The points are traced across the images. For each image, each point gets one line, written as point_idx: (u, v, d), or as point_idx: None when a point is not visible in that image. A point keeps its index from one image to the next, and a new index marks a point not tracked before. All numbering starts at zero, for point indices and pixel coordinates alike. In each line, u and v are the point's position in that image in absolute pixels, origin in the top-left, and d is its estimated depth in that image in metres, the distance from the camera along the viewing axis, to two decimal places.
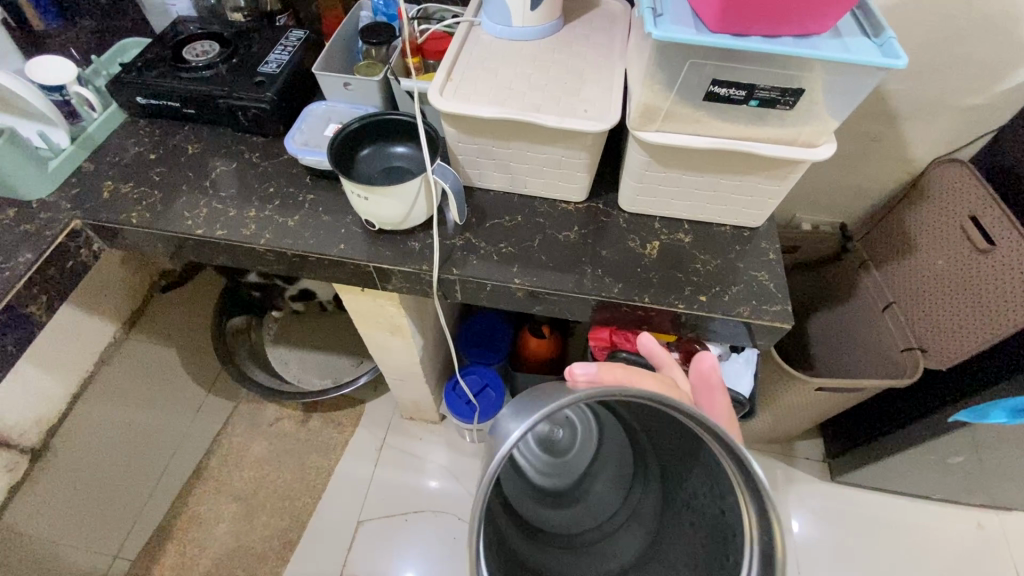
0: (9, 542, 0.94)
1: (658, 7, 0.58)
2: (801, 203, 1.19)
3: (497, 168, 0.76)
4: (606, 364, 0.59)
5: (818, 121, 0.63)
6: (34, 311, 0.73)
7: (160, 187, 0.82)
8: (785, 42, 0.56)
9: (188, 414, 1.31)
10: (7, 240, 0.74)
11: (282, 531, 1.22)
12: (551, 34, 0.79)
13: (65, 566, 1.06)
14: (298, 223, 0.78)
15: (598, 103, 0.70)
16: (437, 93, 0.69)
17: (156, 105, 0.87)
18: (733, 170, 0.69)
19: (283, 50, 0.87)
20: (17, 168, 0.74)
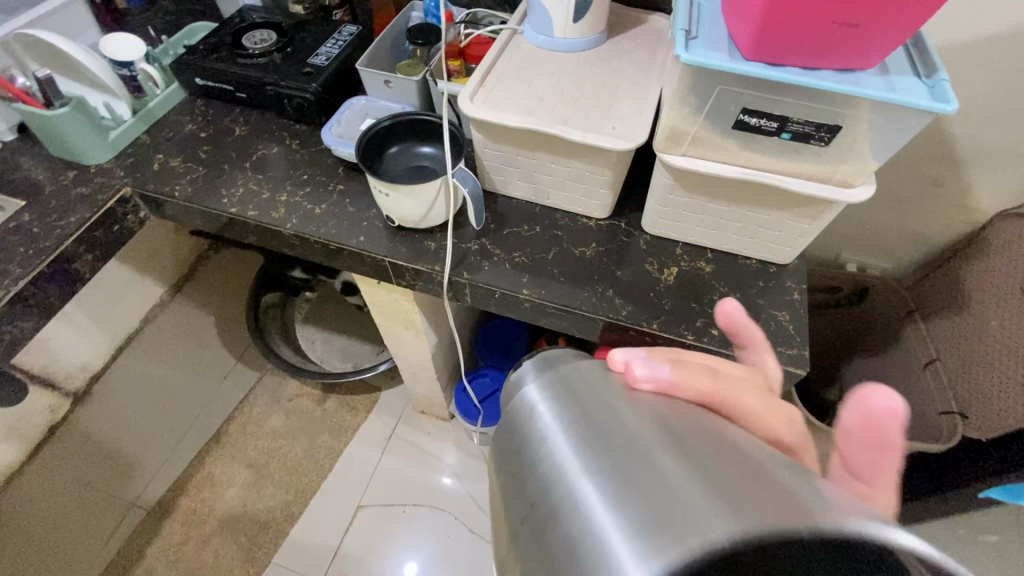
0: (45, 477, 1.03)
1: (693, 30, 0.57)
2: (848, 243, 1.13)
3: (520, 177, 0.76)
4: (686, 366, 0.33)
5: (856, 160, 0.60)
6: (79, 268, 0.79)
7: (204, 164, 0.86)
8: (823, 77, 0.53)
9: (216, 379, 1.38)
10: (64, 200, 0.81)
11: (286, 503, 1.26)
12: (593, 47, 0.78)
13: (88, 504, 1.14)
14: (324, 212, 0.80)
15: (628, 121, 0.68)
16: (466, 97, 0.69)
17: (213, 87, 0.92)
18: (761, 203, 0.66)
19: (334, 44, 0.90)
20: (79, 134, 0.81)
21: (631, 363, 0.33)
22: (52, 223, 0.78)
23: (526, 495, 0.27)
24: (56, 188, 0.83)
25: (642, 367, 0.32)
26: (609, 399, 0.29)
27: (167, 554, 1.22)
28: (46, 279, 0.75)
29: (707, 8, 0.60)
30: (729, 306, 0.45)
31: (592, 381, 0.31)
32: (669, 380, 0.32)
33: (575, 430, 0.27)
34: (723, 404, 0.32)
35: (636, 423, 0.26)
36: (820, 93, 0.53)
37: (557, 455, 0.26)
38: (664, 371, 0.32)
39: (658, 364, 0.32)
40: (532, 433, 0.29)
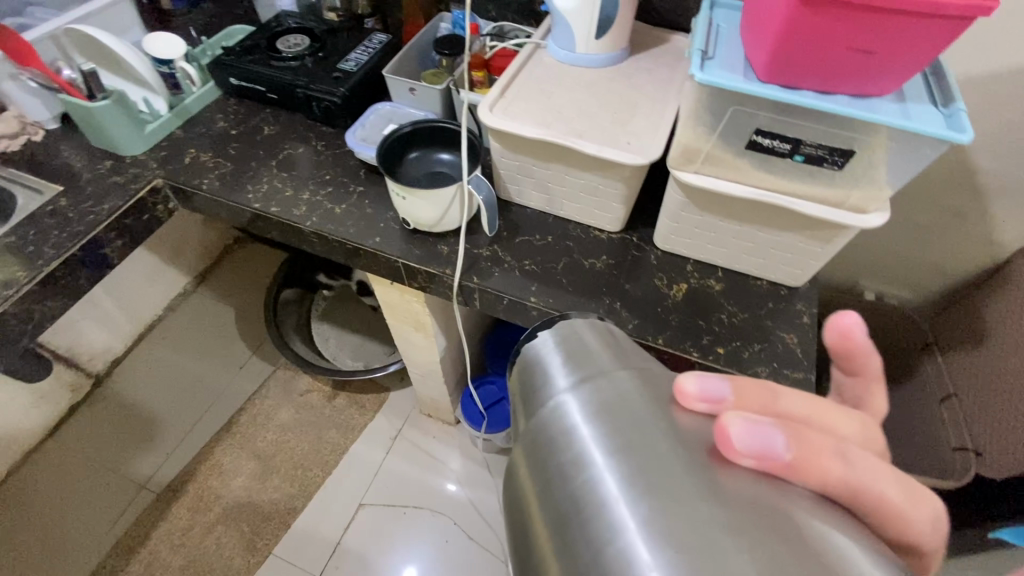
0: (59, 451, 1.13)
1: (710, 50, 0.59)
2: (866, 270, 1.11)
3: (535, 187, 0.78)
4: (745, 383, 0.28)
5: (869, 186, 0.60)
6: (109, 253, 0.83)
7: (233, 160, 0.90)
8: (838, 101, 0.54)
9: (231, 370, 1.42)
10: (99, 187, 0.85)
11: (289, 497, 1.28)
12: (614, 64, 0.79)
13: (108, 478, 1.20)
14: (343, 212, 0.83)
15: (643, 136, 0.69)
16: (486, 107, 0.71)
17: (246, 87, 0.96)
18: (772, 225, 0.66)
19: (364, 51, 0.94)
20: (119, 127, 0.85)
21: (723, 419, 0.24)
22: (86, 208, 0.82)
23: (555, 530, 0.22)
24: (93, 175, 0.87)
25: (737, 436, 0.23)
26: (667, 432, 0.24)
27: (172, 539, 1.23)
28: (78, 262, 0.79)
29: (726, 30, 0.61)
30: (849, 323, 0.32)
31: (642, 391, 0.26)
32: (771, 451, 0.23)
33: (625, 468, 0.22)
34: (833, 489, 0.24)
35: (697, 477, 0.22)
36: (834, 117, 0.54)
37: (600, 498, 0.22)
38: (766, 442, 0.23)
39: (758, 428, 0.24)
40: (568, 454, 0.24)
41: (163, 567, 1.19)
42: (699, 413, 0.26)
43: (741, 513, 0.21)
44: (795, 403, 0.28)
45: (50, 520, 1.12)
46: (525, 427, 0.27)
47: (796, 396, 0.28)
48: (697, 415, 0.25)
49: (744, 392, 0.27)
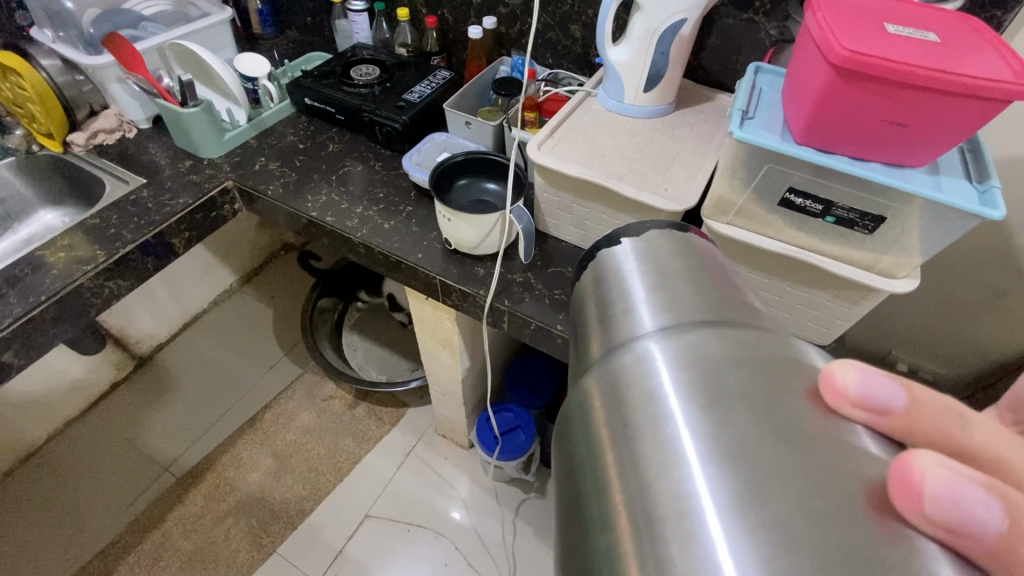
0: (106, 413, 1.35)
1: (750, 111, 0.62)
2: (899, 339, 1.09)
3: (573, 222, 0.82)
4: (926, 396, 0.22)
5: (900, 252, 0.61)
6: (176, 243, 0.91)
7: (298, 171, 0.98)
8: (871, 168, 0.56)
9: (262, 368, 1.48)
10: (177, 183, 0.94)
11: (300, 498, 1.29)
12: (660, 116, 0.83)
13: (141, 451, 1.31)
14: (391, 227, 0.89)
15: (680, 185, 0.73)
16: (535, 144, 0.76)
17: (318, 108, 1.05)
18: (801, 281, 0.68)
19: (428, 84, 1.01)
20: (203, 132, 0.95)
21: (911, 467, 0.19)
22: (164, 201, 0.91)
23: (624, 485, 0.21)
24: (173, 172, 0.96)
25: (928, 490, 0.18)
26: (766, 406, 0.21)
27: (184, 524, 1.23)
28: (149, 248, 0.87)
29: (767, 94, 0.65)
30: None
31: (738, 356, 0.23)
32: (969, 520, 0.18)
33: (720, 462, 0.20)
34: None
35: (792, 462, 0.19)
36: (867, 183, 0.56)
37: (680, 468, 0.20)
38: (952, 503, 0.18)
39: (941, 476, 0.19)
40: (654, 423, 0.22)
41: (172, 549, 1.19)
42: (854, 423, 0.22)
43: (835, 509, 0.18)
44: (991, 437, 0.22)
45: (78, 484, 1.25)
46: (602, 373, 0.26)
47: (990, 429, 0.22)
48: (849, 423, 0.22)
49: (919, 415, 0.22)
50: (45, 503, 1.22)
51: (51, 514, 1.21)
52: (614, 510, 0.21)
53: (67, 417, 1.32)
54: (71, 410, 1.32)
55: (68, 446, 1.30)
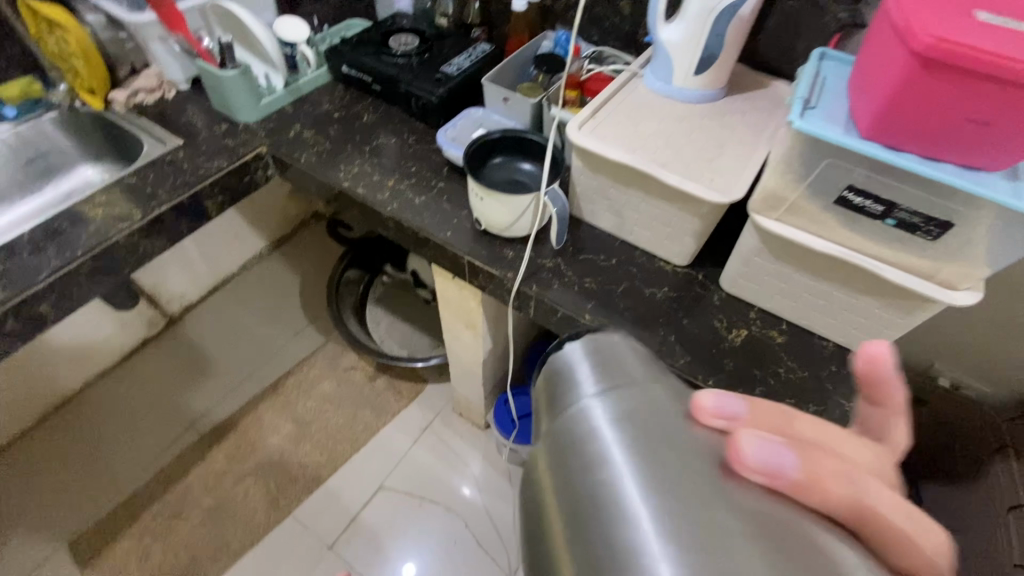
0: (137, 368, 1.40)
1: (812, 100, 0.58)
2: (945, 352, 1.03)
3: (609, 209, 0.79)
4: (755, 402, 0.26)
5: (965, 262, 0.57)
6: (210, 206, 0.92)
7: (332, 140, 0.97)
8: (943, 169, 0.52)
9: (287, 334, 1.50)
10: (213, 146, 0.94)
11: (317, 465, 1.31)
12: (709, 102, 0.79)
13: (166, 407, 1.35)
14: (422, 203, 0.87)
15: (727, 176, 0.69)
16: (575, 125, 0.73)
17: (354, 76, 1.03)
18: (850, 285, 0.64)
19: (467, 57, 0.98)
20: (240, 96, 0.94)
21: (737, 433, 0.22)
22: (199, 163, 0.91)
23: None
24: (209, 135, 0.96)
25: (747, 451, 0.21)
26: (709, 491, 0.20)
27: (207, 480, 1.27)
28: (183, 210, 0.88)
29: (833, 83, 0.60)
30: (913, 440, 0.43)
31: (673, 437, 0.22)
32: (778, 471, 0.22)
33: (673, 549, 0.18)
34: (845, 513, 0.22)
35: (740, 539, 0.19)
36: (936, 186, 0.52)
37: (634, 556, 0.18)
38: (785, 467, 0.22)
39: (771, 447, 0.22)
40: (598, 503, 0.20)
41: (194, 504, 1.24)
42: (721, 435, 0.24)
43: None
44: (805, 424, 0.26)
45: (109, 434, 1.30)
46: (549, 431, 0.25)
47: (811, 424, 0.27)
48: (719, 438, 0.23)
49: (760, 410, 0.26)
50: (77, 449, 1.27)
51: (83, 459, 1.26)
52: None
53: (101, 368, 1.37)
54: (104, 362, 1.36)
55: (101, 396, 1.35)
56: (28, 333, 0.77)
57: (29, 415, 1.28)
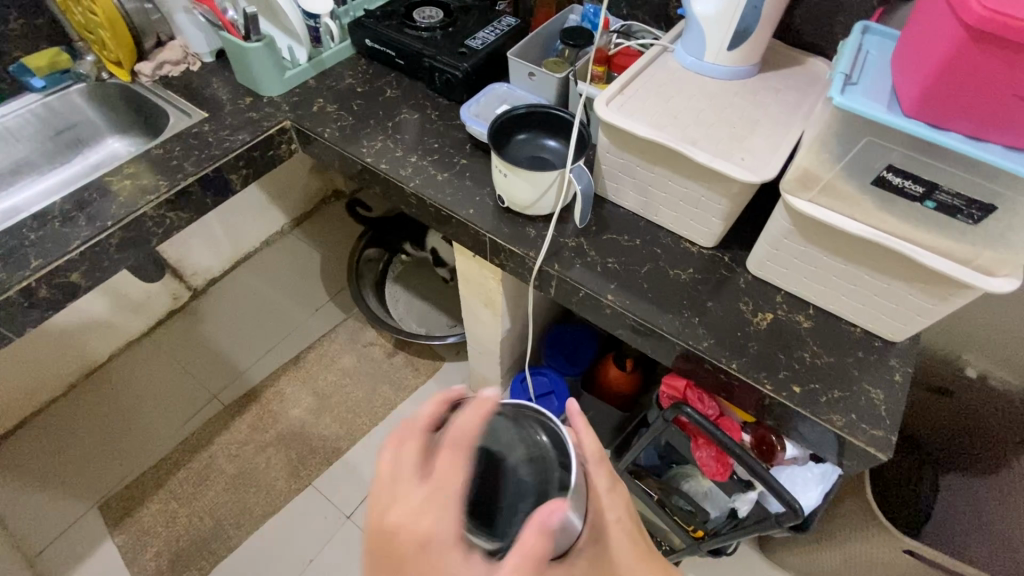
0: (163, 339, 1.43)
1: (853, 75, 0.56)
2: (977, 344, 1.01)
3: (635, 188, 0.77)
4: None
5: (1006, 249, 0.55)
6: (234, 180, 0.92)
7: (355, 115, 0.96)
8: (989, 149, 0.49)
9: (307, 309, 1.51)
10: (237, 120, 0.94)
11: (335, 437, 1.34)
12: (742, 79, 0.77)
13: (191, 377, 1.38)
14: (444, 180, 0.87)
15: (759, 155, 0.67)
16: (603, 100, 0.72)
17: (378, 50, 1.02)
18: (883, 270, 0.62)
19: (492, 31, 0.97)
20: (264, 68, 0.94)
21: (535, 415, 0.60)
22: (224, 136, 0.92)
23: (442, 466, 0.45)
24: (234, 108, 0.96)
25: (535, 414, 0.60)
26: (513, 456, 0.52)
27: (230, 449, 1.30)
28: (208, 183, 0.88)
29: (875, 59, 0.58)
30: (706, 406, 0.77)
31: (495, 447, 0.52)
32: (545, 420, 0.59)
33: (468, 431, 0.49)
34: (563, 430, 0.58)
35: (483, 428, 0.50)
36: (984, 166, 0.50)
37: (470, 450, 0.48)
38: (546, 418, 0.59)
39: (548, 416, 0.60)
40: None
41: (218, 471, 1.27)
42: None
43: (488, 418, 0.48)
44: None
45: (136, 402, 1.34)
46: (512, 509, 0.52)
47: None
48: None
49: None
50: (106, 415, 1.32)
51: (112, 426, 1.31)
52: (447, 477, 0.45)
53: (128, 338, 1.41)
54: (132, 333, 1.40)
55: (129, 365, 1.39)
56: (60, 301, 0.79)
57: (61, 381, 1.33)
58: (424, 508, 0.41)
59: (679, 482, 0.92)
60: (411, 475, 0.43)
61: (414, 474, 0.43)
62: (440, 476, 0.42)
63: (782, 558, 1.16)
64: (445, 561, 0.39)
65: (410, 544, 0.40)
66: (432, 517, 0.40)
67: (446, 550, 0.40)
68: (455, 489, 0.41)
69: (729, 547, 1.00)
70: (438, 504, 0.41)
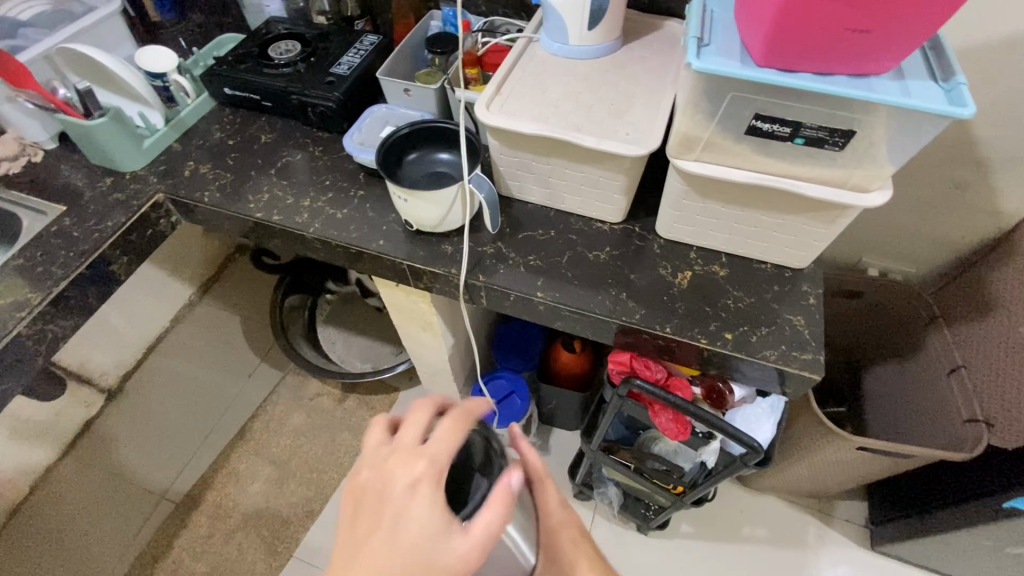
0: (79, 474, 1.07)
1: (705, 37, 0.58)
2: (871, 246, 1.11)
3: (536, 182, 0.78)
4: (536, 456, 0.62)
5: (872, 165, 0.60)
6: (116, 270, 0.84)
7: (233, 170, 0.90)
8: (836, 82, 0.54)
9: (242, 377, 1.40)
10: (102, 205, 0.86)
11: (307, 500, 1.31)
12: (609, 54, 0.78)
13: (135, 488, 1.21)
14: (345, 217, 0.83)
15: (642, 126, 0.69)
16: (482, 104, 0.71)
17: (240, 97, 0.96)
18: (776, 208, 0.66)
19: (356, 53, 0.93)
20: (117, 143, 0.85)
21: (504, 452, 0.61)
22: (91, 226, 0.83)
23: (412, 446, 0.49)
24: (95, 193, 0.87)
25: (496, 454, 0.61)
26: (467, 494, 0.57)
27: (193, 547, 1.27)
28: (86, 283, 0.80)
29: (720, 16, 0.61)
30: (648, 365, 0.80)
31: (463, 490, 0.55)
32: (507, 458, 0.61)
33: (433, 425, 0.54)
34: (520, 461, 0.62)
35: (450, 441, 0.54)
36: (835, 98, 0.54)
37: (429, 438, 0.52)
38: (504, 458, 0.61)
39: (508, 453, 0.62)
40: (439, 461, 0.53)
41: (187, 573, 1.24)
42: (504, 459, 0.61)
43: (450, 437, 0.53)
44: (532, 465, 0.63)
45: (55, 535, 1.06)
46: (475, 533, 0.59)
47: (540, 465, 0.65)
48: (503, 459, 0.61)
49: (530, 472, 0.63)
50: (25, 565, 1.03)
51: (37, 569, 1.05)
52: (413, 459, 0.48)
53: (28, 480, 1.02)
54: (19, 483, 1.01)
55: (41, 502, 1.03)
56: None
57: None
58: (415, 461, 0.48)
59: (651, 446, 0.96)
60: (411, 440, 0.50)
61: (412, 438, 0.50)
62: (436, 436, 0.48)
63: (757, 482, 1.24)
64: (428, 498, 0.46)
65: (404, 484, 0.47)
66: (424, 464, 0.48)
67: (428, 503, 0.46)
68: (442, 450, 0.48)
69: (709, 494, 1.05)
70: (430, 456, 0.48)
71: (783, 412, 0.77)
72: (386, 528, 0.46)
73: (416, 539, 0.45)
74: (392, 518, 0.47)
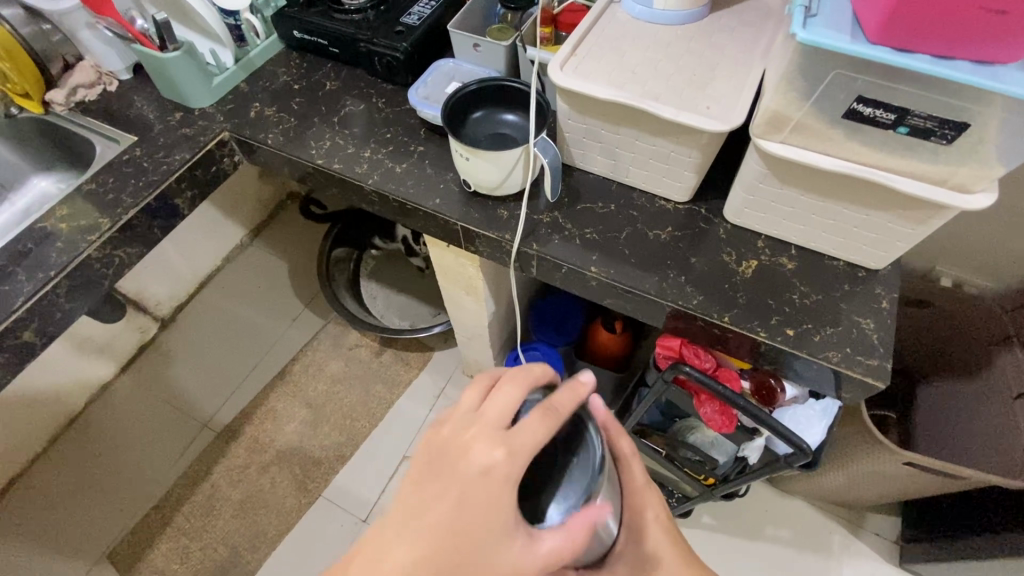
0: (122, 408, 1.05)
1: (813, 7, 0.53)
2: (949, 254, 1.04)
3: (602, 152, 0.75)
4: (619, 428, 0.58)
5: (980, 162, 0.54)
6: (180, 204, 0.86)
7: (297, 115, 0.90)
8: (958, 67, 0.49)
9: (284, 321, 1.40)
10: (170, 138, 0.87)
11: (338, 445, 1.35)
12: (694, 21, 0.73)
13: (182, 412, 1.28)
14: (403, 171, 0.82)
15: (724, 101, 0.65)
16: (557, 65, 0.68)
17: (308, 41, 0.95)
18: (862, 202, 0.62)
19: (427, 4, 0.91)
20: (189, 78, 0.87)
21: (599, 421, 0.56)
22: (160, 158, 0.85)
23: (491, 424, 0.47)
24: (165, 126, 0.89)
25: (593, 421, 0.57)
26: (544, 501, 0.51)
27: (229, 475, 1.29)
28: (152, 212, 0.82)
29: None
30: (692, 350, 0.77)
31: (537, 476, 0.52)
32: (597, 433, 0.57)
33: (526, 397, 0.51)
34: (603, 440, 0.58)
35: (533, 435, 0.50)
36: (951, 84, 0.49)
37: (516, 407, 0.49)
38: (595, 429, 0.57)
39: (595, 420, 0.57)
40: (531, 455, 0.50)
41: (223, 499, 1.27)
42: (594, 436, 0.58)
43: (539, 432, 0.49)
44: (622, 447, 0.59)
45: None
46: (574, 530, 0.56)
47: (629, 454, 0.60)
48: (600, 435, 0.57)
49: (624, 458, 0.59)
50: None
51: None
52: (490, 452, 0.45)
53: None
54: None
55: None
56: (16, 363, 0.74)
57: None
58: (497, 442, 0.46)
59: (685, 435, 0.94)
60: (501, 416, 0.47)
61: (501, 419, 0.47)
62: (539, 546, 0.43)
63: (788, 483, 1.21)
64: (497, 491, 0.44)
65: (484, 466, 0.45)
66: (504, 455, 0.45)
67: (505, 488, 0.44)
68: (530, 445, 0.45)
69: (740, 489, 1.04)
70: (511, 448, 0.45)
71: (836, 414, 0.74)
72: (451, 503, 0.45)
73: (482, 529, 0.43)
74: (456, 497, 0.45)
